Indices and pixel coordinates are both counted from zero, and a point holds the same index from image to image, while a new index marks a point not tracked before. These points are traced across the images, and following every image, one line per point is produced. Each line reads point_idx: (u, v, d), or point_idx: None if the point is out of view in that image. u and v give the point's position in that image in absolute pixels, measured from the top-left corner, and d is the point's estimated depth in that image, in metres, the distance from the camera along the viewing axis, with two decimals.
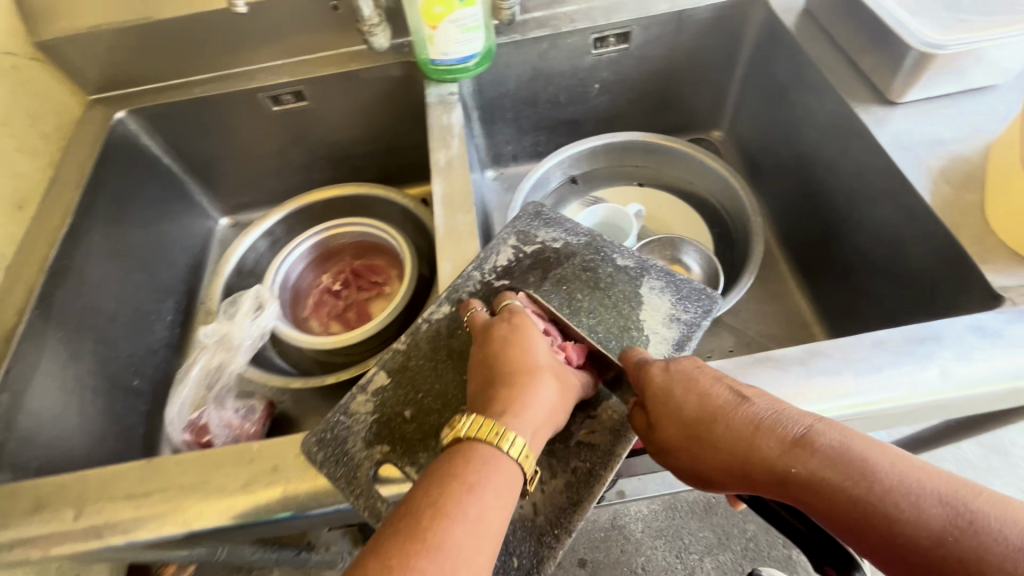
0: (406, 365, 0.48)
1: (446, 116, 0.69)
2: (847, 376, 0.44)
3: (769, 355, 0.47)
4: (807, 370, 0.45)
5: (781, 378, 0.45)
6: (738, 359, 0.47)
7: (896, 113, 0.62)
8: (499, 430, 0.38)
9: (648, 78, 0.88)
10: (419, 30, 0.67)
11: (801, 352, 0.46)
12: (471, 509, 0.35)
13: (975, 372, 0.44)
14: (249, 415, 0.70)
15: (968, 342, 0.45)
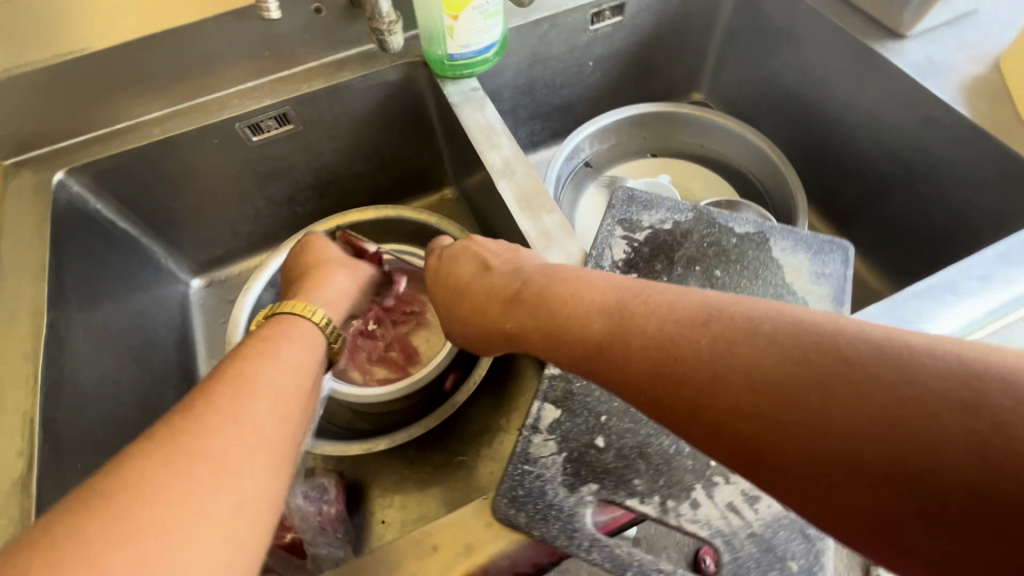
0: (573, 390, 0.43)
1: (480, 114, 0.63)
2: (989, 293, 0.47)
3: (915, 289, 0.48)
4: (955, 294, 0.47)
5: (938, 308, 0.47)
6: (890, 299, 0.48)
7: (907, 45, 0.67)
8: (280, 321, 0.48)
9: (638, 49, 0.87)
10: (436, 23, 0.60)
11: (941, 280, 0.48)
12: (246, 407, 0.38)
13: None
14: (325, 495, 0.62)
15: None
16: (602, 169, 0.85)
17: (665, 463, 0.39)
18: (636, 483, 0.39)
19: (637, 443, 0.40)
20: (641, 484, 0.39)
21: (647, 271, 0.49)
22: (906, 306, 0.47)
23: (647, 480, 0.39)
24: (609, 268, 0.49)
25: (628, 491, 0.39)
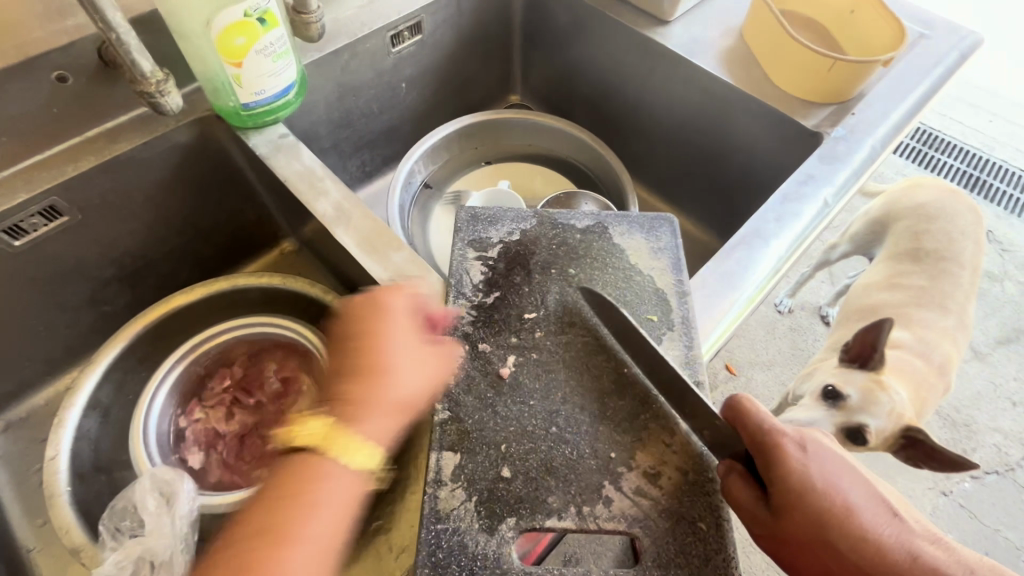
0: (466, 429, 0.42)
1: (297, 161, 0.58)
2: (785, 231, 0.55)
3: (733, 242, 0.55)
4: (763, 239, 0.54)
5: (752, 254, 0.53)
6: (716, 255, 0.54)
7: (673, 29, 0.76)
8: (348, 440, 0.43)
9: (446, 63, 0.87)
10: (217, 70, 0.54)
11: (749, 229, 0.55)
12: (320, 522, 0.41)
13: (838, 189, 0.59)
14: None
15: (824, 170, 0.60)
16: (442, 187, 0.85)
17: (570, 471, 0.40)
18: (549, 502, 0.39)
19: (541, 462, 0.40)
20: (555, 501, 0.39)
21: (507, 286, 0.49)
22: (729, 260, 0.53)
23: (560, 495, 0.39)
24: (471, 293, 0.49)
25: (544, 513, 0.38)
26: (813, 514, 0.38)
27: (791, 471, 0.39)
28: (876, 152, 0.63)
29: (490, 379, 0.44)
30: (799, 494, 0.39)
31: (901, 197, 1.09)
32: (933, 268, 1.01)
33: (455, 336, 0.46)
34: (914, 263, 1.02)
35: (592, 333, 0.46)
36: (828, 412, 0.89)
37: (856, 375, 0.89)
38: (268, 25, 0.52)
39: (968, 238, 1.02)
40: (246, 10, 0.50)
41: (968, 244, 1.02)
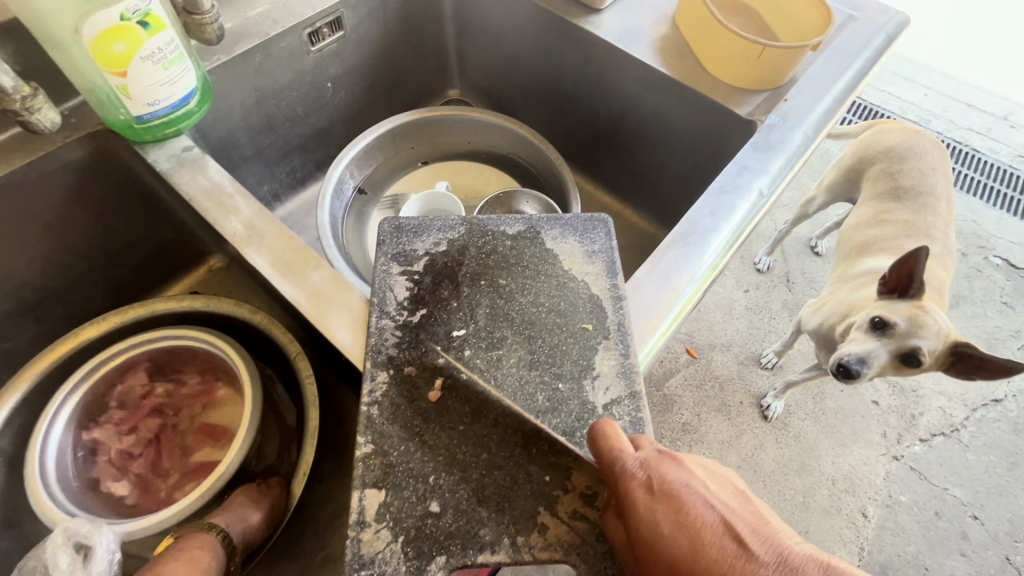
0: (391, 463, 0.39)
1: (203, 176, 0.53)
2: (722, 225, 0.54)
3: (669, 240, 0.53)
4: (700, 236, 0.53)
5: (689, 251, 0.52)
6: (652, 254, 0.52)
7: (606, 17, 0.73)
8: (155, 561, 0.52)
9: (376, 60, 0.83)
10: (99, 82, 0.49)
11: (685, 225, 0.54)
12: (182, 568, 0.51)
13: (775, 177, 0.58)
14: None
15: (760, 159, 0.59)
16: (378, 191, 0.82)
17: (504, 499, 0.38)
18: (483, 534, 0.37)
19: (472, 493, 0.38)
20: (488, 533, 0.37)
21: (434, 301, 0.46)
22: (666, 259, 0.51)
23: (494, 525, 0.37)
24: (395, 312, 0.46)
25: (477, 547, 0.36)
26: (668, 564, 0.35)
27: (642, 522, 0.35)
28: (810, 138, 0.62)
29: (417, 404, 0.41)
30: (655, 546, 0.35)
31: (871, 141, 1.10)
32: (913, 204, 1.02)
33: (378, 360, 0.43)
34: (896, 201, 1.03)
35: (525, 348, 0.44)
36: (880, 342, 0.89)
37: (899, 305, 0.89)
38: (151, 29, 0.47)
39: (940, 171, 1.04)
40: (122, 12, 0.45)
41: (940, 176, 1.03)
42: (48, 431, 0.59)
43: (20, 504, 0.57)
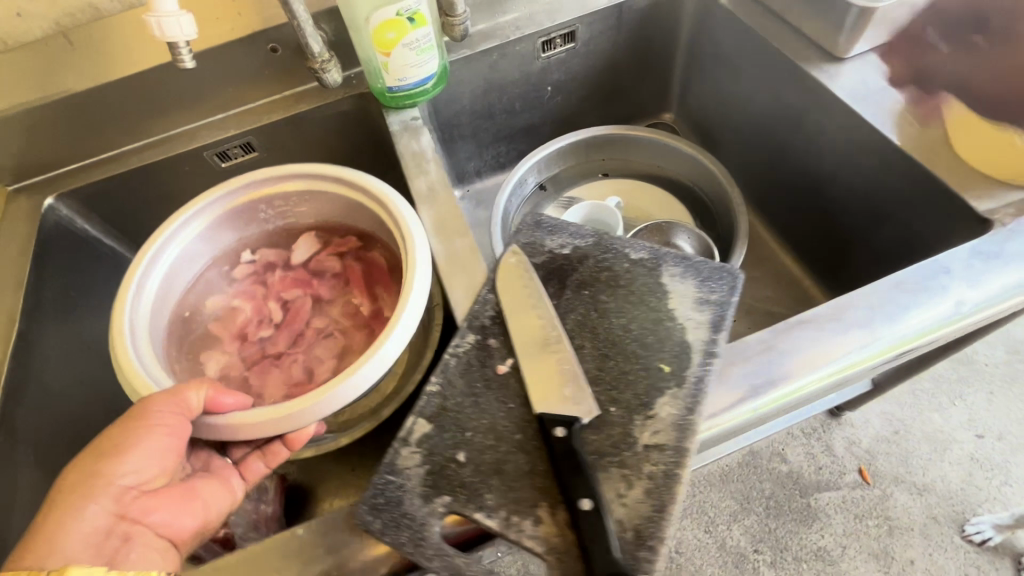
0: (446, 406, 0.46)
1: (415, 141, 0.67)
2: (880, 323, 0.46)
3: (803, 316, 0.48)
4: (842, 325, 0.47)
5: (820, 337, 0.46)
6: (774, 325, 0.48)
7: (846, 68, 0.66)
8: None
9: (598, 74, 0.89)
10: (372, 58, 0.65)
11: (829, 308, 0.48)
12: None
13: (986, 293, 0.47)
14: (263, 496, 0.66)
15: (975, 267, 0.48)
16: (559, 190, 0.87)
17: (516, 480, 0.42)
18: (486, 497, 0.41)
19: (493, 461, 0.43)
20: (491, 499, 0.41)
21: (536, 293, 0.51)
22: (789, 336, 0.47)
23: (497, 496, 0.41)
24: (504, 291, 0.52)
25: (477, 504, 0.41)
26: None
27: None
28: None
29: (485, 372, 0.47)
30: None
31: None
32: None
33: (474, 325, 0.50)
34: None
35: (597, 362, 0.46)
36: None
37: None
38: (416, 23, 0.61)
39: None
40: (399, 9, 0.59)
41: None
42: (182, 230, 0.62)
43: None
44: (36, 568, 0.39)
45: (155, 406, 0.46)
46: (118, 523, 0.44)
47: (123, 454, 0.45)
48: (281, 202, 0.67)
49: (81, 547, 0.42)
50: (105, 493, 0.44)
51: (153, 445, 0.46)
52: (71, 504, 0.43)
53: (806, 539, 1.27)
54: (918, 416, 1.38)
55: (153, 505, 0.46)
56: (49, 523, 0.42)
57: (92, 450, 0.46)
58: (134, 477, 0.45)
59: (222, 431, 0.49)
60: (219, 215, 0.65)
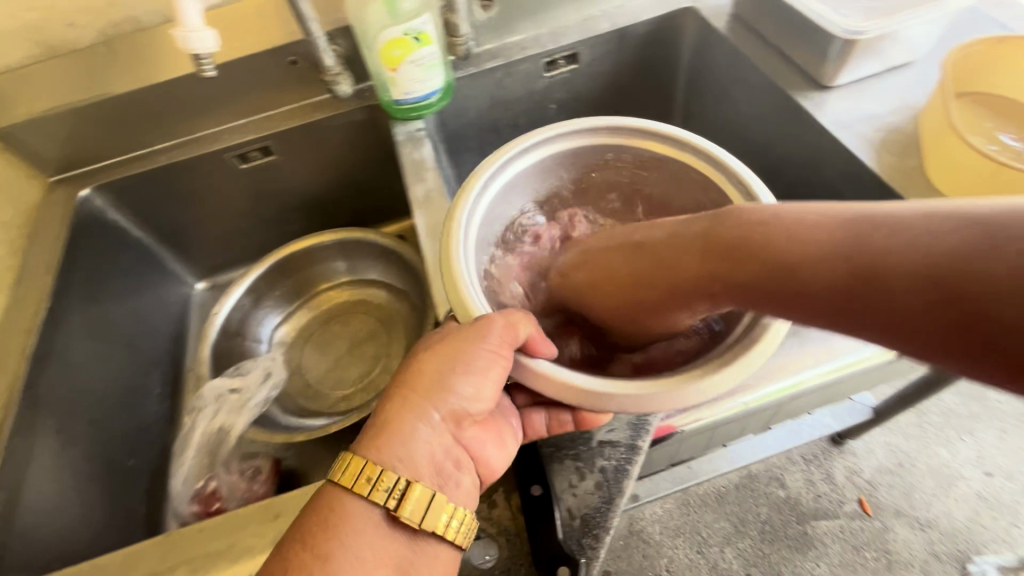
0: (420, 394, 0.50)
1: (417, 151, 0.71)
2: (833, 341, 0.49)
3: None
4: (800, 341, 0.49)
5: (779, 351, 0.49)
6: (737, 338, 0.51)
7: (832, 97, 0.68)
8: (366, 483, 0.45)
9: (601, 94, 0.93)
10: (380, 73, 0.70)
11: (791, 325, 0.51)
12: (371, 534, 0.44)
13: None
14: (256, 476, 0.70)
15: None
16: None
17: None
18: None
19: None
20: None
21: None
22: None
23: None
24: None
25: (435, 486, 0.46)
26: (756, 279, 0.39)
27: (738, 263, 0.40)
28: None
29: None
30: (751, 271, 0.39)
31: None
32: None
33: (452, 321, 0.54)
34: None
35: None
36: None
37: None
38: (421, 42, 0.66)
39: None
40: (405, 30, 0.65)
41: None
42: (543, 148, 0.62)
43: None
44: (389, 473, 0.45)
45: (491, 327, 0.48)
46: (454, 441, 0.51)
47: (468, 374, 0.49)
48: (630, 157, 0.64)
49: (420, 457, 0.48)
50: (425, 416, 0.49)
51: (486, 380, 0.49)
52: (406, 416, 0.49)
53: (800, 567, 1.25)
54: (924, 449, 1.35)
55: (476, 430, 0.53)
56: (384, 427, 0.49)
57: (421, 372, 0.50)
58: (461, 401, 0.50)
59: (548, 387, 0.47)
60: (565, 151, 0.64)
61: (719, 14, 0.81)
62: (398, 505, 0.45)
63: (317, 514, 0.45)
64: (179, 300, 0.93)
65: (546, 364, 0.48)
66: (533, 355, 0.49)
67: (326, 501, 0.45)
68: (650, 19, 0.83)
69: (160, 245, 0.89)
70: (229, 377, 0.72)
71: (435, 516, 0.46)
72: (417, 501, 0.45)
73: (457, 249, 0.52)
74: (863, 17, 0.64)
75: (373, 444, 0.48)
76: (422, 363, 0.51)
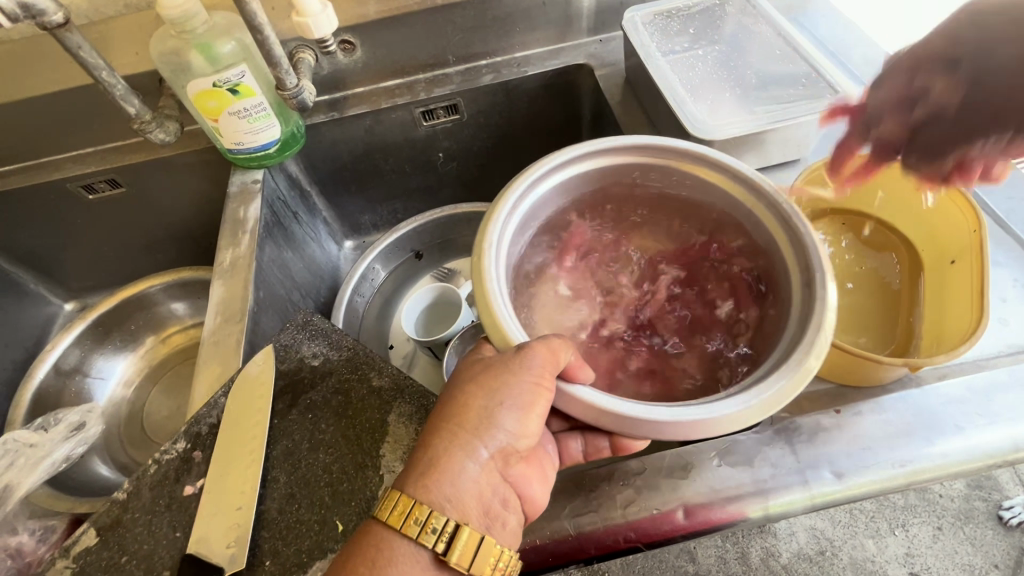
0: (120, 520, 0.43)
1: (245, 207, 0.65)
2: (705, 491, 0.41)
3: (618, 468, 0.43)
4: (669, 484, 0.42)
5: (632, 496, 0.42)
6: (588, 473, 0.43)
7: None
8: (417, 518, 0.36)
9: (495, 146, 0.84)
10: (206, 124, 0.64)
11: (661, 462, 0.43)
12: None
13: (841, 476, 0.41)
14: (47, 537, 0.62)
15: (833, 448, 0.42)
16: (441, 260, 0.85)
17: None
18: None
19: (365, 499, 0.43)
20: None
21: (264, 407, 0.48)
22: (595, 486, 0.43)
23: None
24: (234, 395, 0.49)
25: None
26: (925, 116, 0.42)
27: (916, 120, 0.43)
28: (937, 465, 0.41)
29: (176, 487, 0.45)
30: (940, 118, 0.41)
31: None
32: None
33: (190, 430, 0.48)
34: None
35: (280, 503, 0.43)
36: None
37: None
38: (240, 94, 0.60)
39: None
40: (216, 81, 0.58)
41: None
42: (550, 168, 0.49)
43: (88, 364, 0.80)
44: (438, 513, 0.36)
45: (531, 355, 0.39)
46: (502, 479, 0.40)
47: (516, 405, 0.40)
48: (663, 177, 0.51)
49: (468, 499, 0.38)
50: (476, 447, 0.39)
51: (532, 414, 0.40)
52: (454, 453, 0.39)
53: None
54: (850, 540, 1.07)
55: (524, 466, 0.41)
56: (429, 464, 0.38)
57: (466, 404, 0.40)
58: (509, 435, 0.40)
59: (580, 410, 0.39)
60: (597, 170, 0.50)
61: (612, 76, 0.73)
62: (446, 550, 0.36)
63: (361, 551, 0.36)
64: (39, 322, 0.88)
65: (584, 389, 0.39)
66: (571, 380, 0.40)
67: (368, 536, 0.37)
68: (539, 74, 0.75)
69: (16, 267, 0.84)
70: (30, 431, 0.69)
71: (484, 561, 0.37)
72: (473, 551, 0.36)
73: (492, 258, 0.43)
74: (716, 115, 0.57)
75: (418, 483, 0.37)
76: (469, 395, 0.40)
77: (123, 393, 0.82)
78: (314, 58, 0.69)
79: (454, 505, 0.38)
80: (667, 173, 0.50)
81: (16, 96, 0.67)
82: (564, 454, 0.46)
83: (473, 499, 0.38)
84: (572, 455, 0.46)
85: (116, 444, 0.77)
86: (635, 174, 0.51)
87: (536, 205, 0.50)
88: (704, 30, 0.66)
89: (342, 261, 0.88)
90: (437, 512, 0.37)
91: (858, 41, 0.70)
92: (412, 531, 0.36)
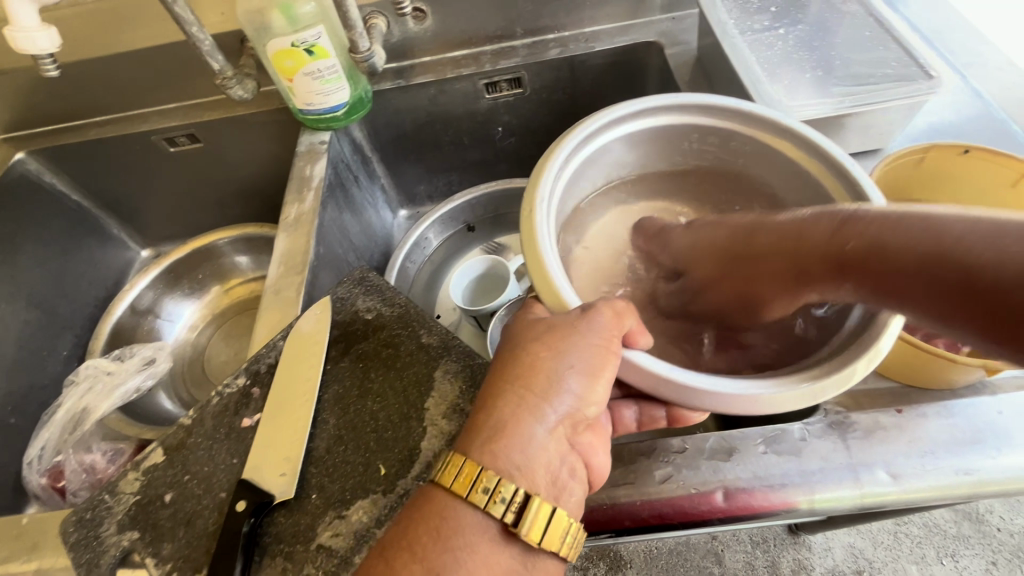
0: (185, 441, 0.47)
1: (311, 166, 0.68)
2: (748, 479, 0.40)
3: (662, 444, 0.43)
4: (713, 467, 0.41)
5: (670, 475, 0.41)
6: (629, 449, 0.43)
7: None
8: (490, 483, 0.35)
9: (555, 122, 0.84)
10: (281, 83, 0.66)
11: (708, 442, 0.42)
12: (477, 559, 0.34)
13: (898, 481, 0.39)
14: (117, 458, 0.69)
15: (895, 452, 0.40)
16: (492, 234, 0.86)
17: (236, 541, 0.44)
18: (165, 546, 0.43)
19: (409, 446, 0.44)
20: (168, 549, 0.43)
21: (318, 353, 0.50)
22: (634, 463, 0.42)
23: (174, 549, 0.42)
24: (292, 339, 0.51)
25: (154, 550, 0.42)
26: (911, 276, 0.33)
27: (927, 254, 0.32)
28: (1006, 482, 0.39)
29: (235, 419, 0.48)
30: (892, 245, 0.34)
31: None
32: None
33: (250, 368, 0.51)
34: None
35: (328, 443, 0.46)
36: None
37: None
38: (315, 55, 0.62)
39: None
40: (294, 41, 0.60)
41: None
42: (614, 118, 0.50)
43: (160, 307, 0.86)
44: (507, 482, 0.35)
45: (598, 316, 0.40)
46: (570, 448, 0.39)
47: (579, 375, 0.39)
48: (721, 142, 0.52)
49: (538, 466, 0.37)
50: (542, 416, 0.38)
51: (598, 382, 0.39)
52: (522, 419, 0.38)
53: None
54: (891, 563, 1.01)
55: (592, 435, 0.40)
56: (496, 429, 0.37)
57: (534, 367, 0.39)
58: (576, 401, 0.39)
59: (636, 375, 0.39)
60: (655, 130, 0.52)
61: (681, 56, 0.71)
62: (516, 520, 0.35)
63: (425, 519, 0.36)
64: (120, 265, 0.95)
65: (643, 356, 0.40)
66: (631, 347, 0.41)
67: (433, 502, 0.36)
68: (606, 50, 0.74)
69: (103, 212, 0.91)
70: (109, 361, 0.77)
71: (553, 533, 0.36)
72: (545, 519, 0.35)
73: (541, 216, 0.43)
74: (792, 96, 0.54)
75: (485, 449, 0.36)
76: (536, 356, 0.40)
77: (188, 336, 0.88)
78: (386, 25, 0.71)
79: (525, 471, 0.37)
80: (730, 140, 0.51)
81: (112, 51, 0.72)
82: (617, 422, 0.47)
83: (545, 465, 0.38)
84: (626, 423, 0.47)
85: (180, 381, 0.83)
86: (693, 135, 0.52)
87: (585, 165, 0.51)
88: (785, 9, 0.63)
89: (396, 228, 0.91)
90: (508, 476, 0.36)
91: (959, 27, 0.64)
92: (480, 497, 0.35)
